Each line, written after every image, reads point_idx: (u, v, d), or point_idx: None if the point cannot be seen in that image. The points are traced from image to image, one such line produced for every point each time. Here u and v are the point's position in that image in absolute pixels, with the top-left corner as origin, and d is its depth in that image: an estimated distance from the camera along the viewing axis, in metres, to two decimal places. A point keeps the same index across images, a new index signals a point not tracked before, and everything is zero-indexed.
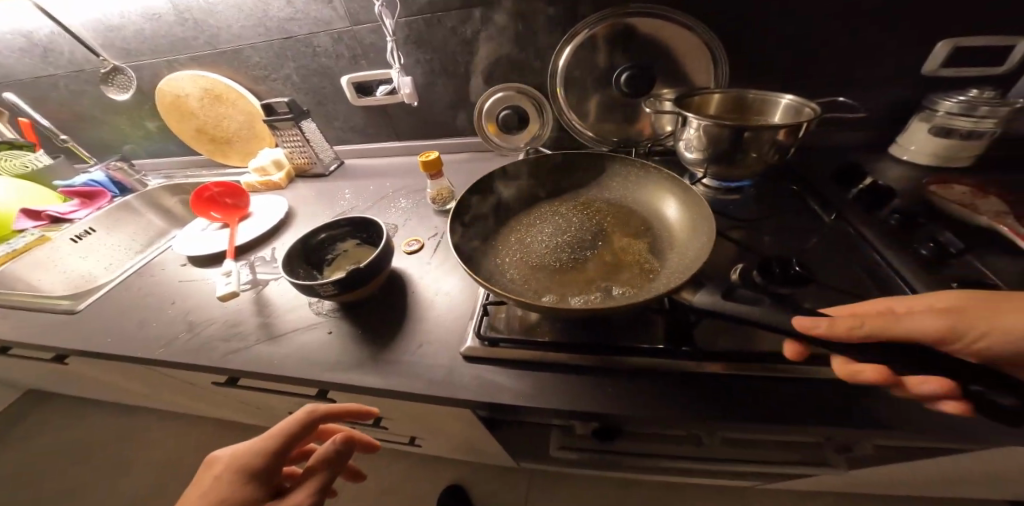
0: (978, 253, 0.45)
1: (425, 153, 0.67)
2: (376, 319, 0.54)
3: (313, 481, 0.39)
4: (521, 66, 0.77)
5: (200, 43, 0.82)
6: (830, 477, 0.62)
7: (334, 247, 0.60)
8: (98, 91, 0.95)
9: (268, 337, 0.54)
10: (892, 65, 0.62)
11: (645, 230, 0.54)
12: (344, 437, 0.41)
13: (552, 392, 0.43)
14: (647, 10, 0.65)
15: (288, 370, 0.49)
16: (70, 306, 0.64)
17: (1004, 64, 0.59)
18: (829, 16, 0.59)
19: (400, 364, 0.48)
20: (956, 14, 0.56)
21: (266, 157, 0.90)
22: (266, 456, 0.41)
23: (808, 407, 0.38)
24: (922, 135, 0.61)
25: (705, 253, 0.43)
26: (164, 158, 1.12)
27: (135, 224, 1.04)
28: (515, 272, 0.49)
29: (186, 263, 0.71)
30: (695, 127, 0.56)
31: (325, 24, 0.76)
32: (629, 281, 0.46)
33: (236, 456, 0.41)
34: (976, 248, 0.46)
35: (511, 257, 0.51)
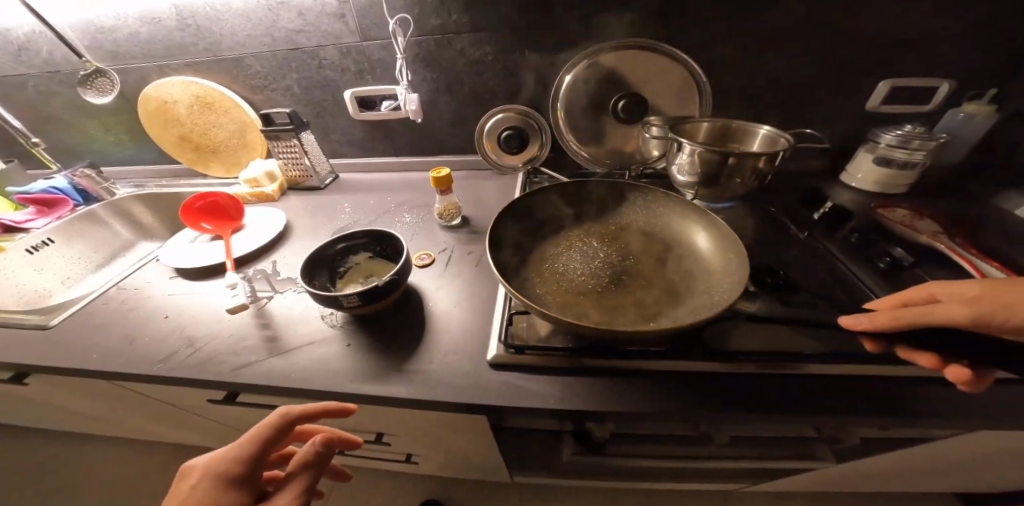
0: (924, 266, 0.54)
1: (437, 169, 0.69)
2: (395, 331, 0.54)
3: (296, 485, 0.38)
4: (524, 89, 0.82)
5: (199, 50, 0.80)
6: (810, 473, 0.67)
7: (346, 259, 0.60)
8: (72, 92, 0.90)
9: (276, 352, 0.52)
10: (841, 103, 0.74)
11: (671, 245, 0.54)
12: (326, 439, 0.39)
13: (580, 395, 0.45)
14: (640, 44, 0.72)
15: (310, 384, 0.48)
16: (41, 321, 0.57)
17: (929, 103, 0.70)
18: (790, 59, 0.71)
19: (425, 374, 0.48)
20: (896, 61, 0.68)
21: (259, 169, 0.88)
22: (245, 461, 0.38)
23: (806, 398, 0.43)
24: (868, 164, 0.72)
25: (742, 264, 0.45)
26: (137, 165, 1.06)
27: (98, 235, 0.97)
28: (562, 300, 0.47)
29: (175, 275, 0.67)
30: (689, 152, 0.63)
31: (335, 38, 0.78)
32: (678, 300, 0.46)
33: (209, 462, 0.38)
34: (924, 261, 0.55)
35: (552, 288, 0.49)
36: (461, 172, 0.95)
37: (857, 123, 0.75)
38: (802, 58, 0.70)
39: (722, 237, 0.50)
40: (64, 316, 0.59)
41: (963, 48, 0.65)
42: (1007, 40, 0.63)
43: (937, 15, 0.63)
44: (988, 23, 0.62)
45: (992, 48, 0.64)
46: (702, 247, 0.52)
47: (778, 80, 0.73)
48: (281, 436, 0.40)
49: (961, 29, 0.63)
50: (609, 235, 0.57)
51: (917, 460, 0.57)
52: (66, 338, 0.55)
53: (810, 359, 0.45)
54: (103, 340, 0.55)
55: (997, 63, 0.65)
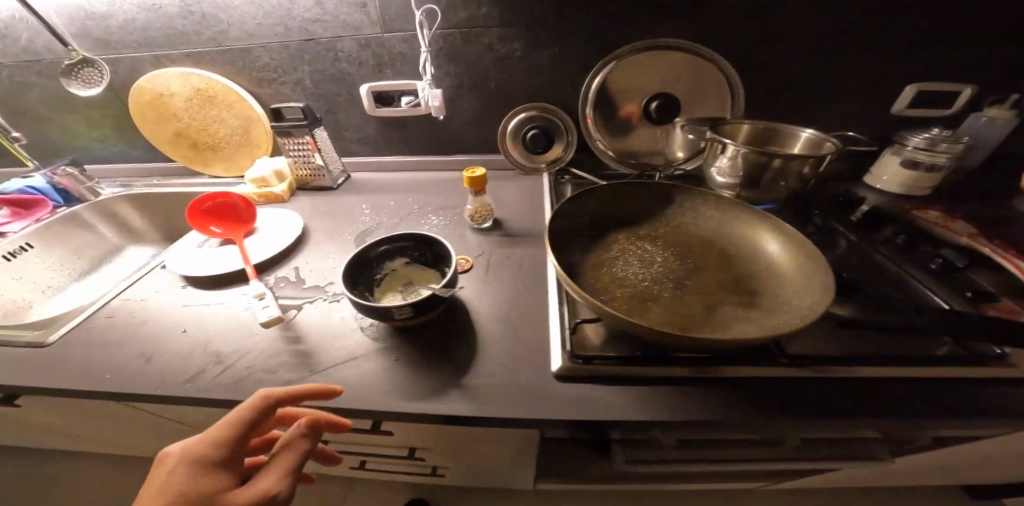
0: (973, 267, 0.54)
1: (471, 169, 0.65)
2: (445, 343, 0.50)
3: (284, 465, 0.34)
4: (551, 86, 0.80)
5: (202, 39, 0.74)
6: (850, 473, 0.67)
7: (382, 266, 0.56)
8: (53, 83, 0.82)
9: (316, 370, 0.47)
10: (868, 105, 0.75)
11: (730, 248, 0.53)
12: (312, 421, 0.36)
13: (657, 407, 0.42)
14: (675, 44, 0.71)
15: (363, 403, 0.44)
16: (38, 337, 0.51)
17: (951, 107, 0.72)
18: (822, 61, 0.71)
19: (487, 389, 0.45)
20: (900, 72, 0.70)
21: (267, 167, 0.82)
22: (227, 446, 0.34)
23: (886, 403, 0.42)
24: (894, 167, 0.73)
25: (819, 265, 0.43)
26: (123, 163, 0.97)
27: (83, 239, 0.89)
28: (628, 307, 0.45)
29: (186, 284, 0.61)
30: (731, 154, 0.62)
31: (354, 28, 0.73)
32: (752, 302, 0.44)
33: (185, 449, 0.33)
34: (972, 262, 0.55)
35: (616, 295, 0.46)
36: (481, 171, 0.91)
37: (881, 126, 0.77)
38: (834, 61, 0.71)
39: (788, 240, 0.49)
40: (63, 333, 0.52)
41: (962, 61, 0.68)
42: (997, 56, 0.66)
43: (939, 28, 0.65)
44: (986, 36, 0.65)
45: (991, 60, 0.67)
46: (765, 248, 0.51)
47: (810, 82, 0.74)
48: (253, 425, 0.35)
49: (964, 41, 0.66)
50: (663, 239, 0.55)
51: (963, 457, 0.58)
52: (68, 357, 0.49)
53: (885, 363, 0.44)
54: (112, 358, 0.49)
55: (997, 74, 0.68)
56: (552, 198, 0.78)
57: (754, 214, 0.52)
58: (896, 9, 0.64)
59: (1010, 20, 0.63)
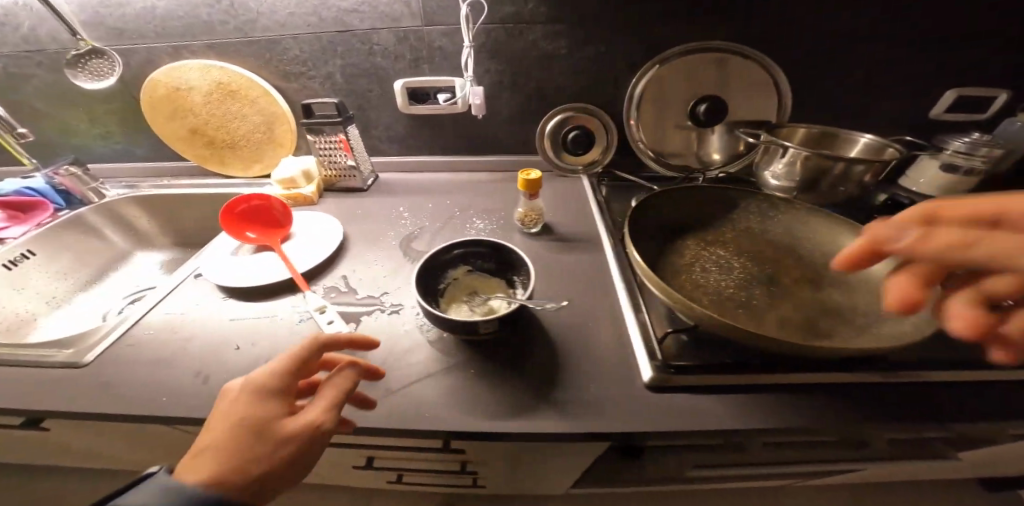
0: None
1: (526, 171, 0.63)
2: (522, 357, 0.49)
3: (326, 399, 0.34)
4: (594, 85, 0.77)
5: (228, 29, 0.70)
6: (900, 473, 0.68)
7: (445, 275, 0.53)
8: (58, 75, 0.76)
9: (395, 388, 0.45)
10: (909, 108, 0.75)
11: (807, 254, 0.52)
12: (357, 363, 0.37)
13: (756, 418, 0.42)
14: (728, 47, 0.70)
15: (452, 423, 0.42)
16: (73, 357, 0.47)
17: (986, 112, 0.74)
18: (867, 63, 0.71)
19: (577, 402, 0.43)
20: (917, 75, 0.72)
21: (293, 168, 0.77)
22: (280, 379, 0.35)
23: (976, 408, 0.42)
24: (933, 171, 0.75)
25: None
26: (127, 162, 0.91)
27: (87, 244, 0.83)
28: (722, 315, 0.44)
29: (226, 296, 0.57)
30: (789, 157, 0.62)
31: (392, 20, 0.69)
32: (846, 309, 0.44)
33: (248, 380, 0.35)
34: None
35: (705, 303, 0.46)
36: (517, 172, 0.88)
37: (918, 129, 0.78)
38: (879, 64, 0.71)
39: None
40: (101, 351, 0.48)
41: (960, 62, 0.69)
42: (996, 56, 0.68)
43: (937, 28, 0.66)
44: (985, 36, 0.66)
45: (989, 61, 0.68)
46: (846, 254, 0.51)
47: (853, 85, 0.74)
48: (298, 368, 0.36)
49: (964, 41, 0.67)
50: (734, 244, 0.55)
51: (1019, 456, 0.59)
52: (111, 378, 0.45)
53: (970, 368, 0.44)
54: (163, 378, 0.45)
55: (996, 74, 0.70)
56: (597, 200, 0.76)
57: (832, 220, 0.52)
58: (897, 9, 0.65)
59: (1007, 21, 0.64)
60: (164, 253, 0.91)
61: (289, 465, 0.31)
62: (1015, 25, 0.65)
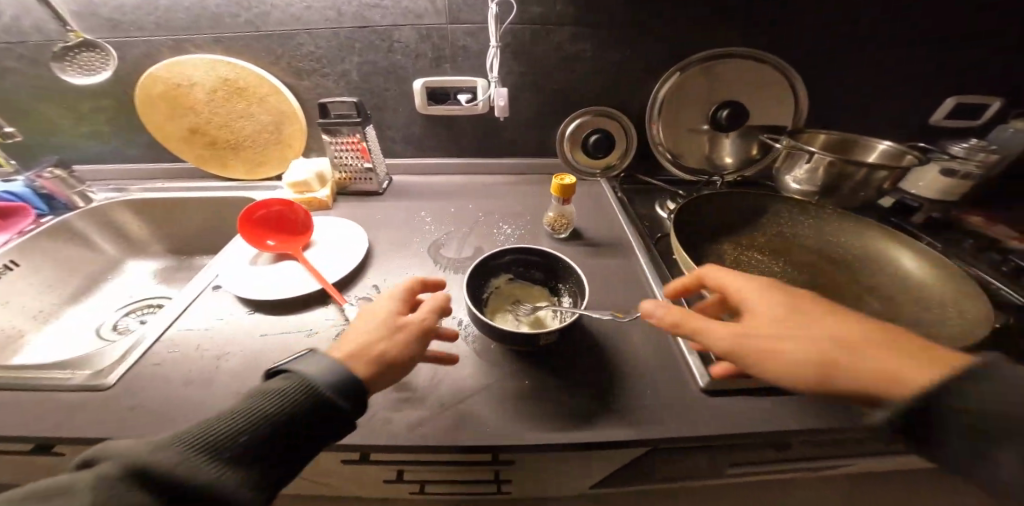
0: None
1: (560, 175, 0.62)
2: (572, 367, 0.48)
3: (430, 305, 0.41)
4: (616, 88, 0.77)
5: (240, 22, 0.67)
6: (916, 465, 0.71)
7: (486, 285, 0.52)
8: (46, 68, 0.71)
9: (446, 404, 0.44)
10: (910, 114, 0.80)
11: (840, 258, 0.57)
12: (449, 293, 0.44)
13: (809, 417, 0.43)
14: (750, 54, 0.72)
15: (518, 434, 0.41)
16: (97, 381, 0.45)
17: (979, 118, 0.79)
18: (874, 71, 0.75)
19: (634, 411, 0.44)
20: (920, 82, 0.76)
21: (306, 170, 0.73)
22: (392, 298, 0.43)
23: None
24: (932, 174, 0.76)
25: (949, 274, 0.48)
26: (116, 163, 0.85)
27: (74, 253, 0.76)
28: None
29: (252, 310, 0.55)
30: (811, 161, 0.63)
31: (415, 17, 0.67)
32: (889, 309, 0.48)
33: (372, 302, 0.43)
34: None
35: None
36: (534, 175, 0.87)
37: (916, 133, 0.82)
38: (886, 71, 0.75)
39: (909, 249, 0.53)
40: (123, 372, 0.46)
41: (961, 61, 0.72)
42: (994, 56, 0.71)
43: (937, 28, 0.69)
44: (986, 35, 0.69)
45: (990, 60, 0.72)
46: (878, 256, 0.55)
47: (860, 91, 0.77)
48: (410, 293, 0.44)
49: (963, 42, 0.70)
50: (769, 249, 0.58)
51: None
52: (145, 400, 0.43)
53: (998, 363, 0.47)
54: (203, 400, 0.43)
55: (997, 73, 0.73)
56: (620, 204, 0.77)
57: (866, 224, 0.57)
58: (897, 9, 0.68)
59: (1005, 21, 0.68)
60: (157, 261, 0.85)
61: (404, 355, 0.37)
62: (1014, 26, 0.68)
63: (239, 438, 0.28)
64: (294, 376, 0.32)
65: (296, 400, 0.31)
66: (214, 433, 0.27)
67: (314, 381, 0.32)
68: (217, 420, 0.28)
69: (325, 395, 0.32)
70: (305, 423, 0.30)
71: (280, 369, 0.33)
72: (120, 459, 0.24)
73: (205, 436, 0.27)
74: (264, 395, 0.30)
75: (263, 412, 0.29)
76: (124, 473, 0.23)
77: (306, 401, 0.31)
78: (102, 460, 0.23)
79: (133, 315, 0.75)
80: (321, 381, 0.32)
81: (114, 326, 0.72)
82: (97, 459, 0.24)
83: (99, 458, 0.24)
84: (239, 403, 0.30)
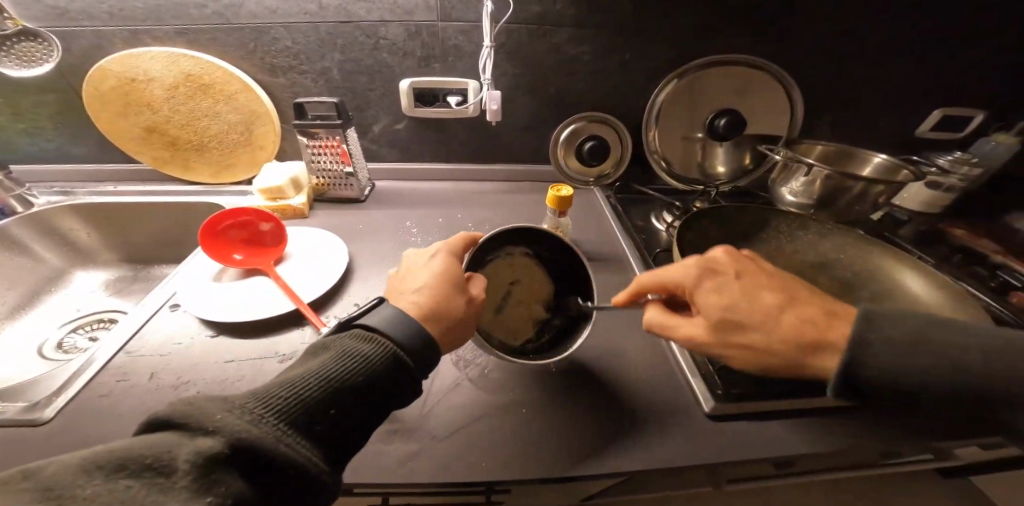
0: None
1: (557, 188, 0.60)
2: (574, 392, 0.45)
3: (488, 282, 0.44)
4: (612, 94, 0.75)
5: (207, 13, 0.61)
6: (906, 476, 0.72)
7: (497, 251, 0.48)
8: None
9: (438, 437, 0.40)
10: (897, 125, 0.81)
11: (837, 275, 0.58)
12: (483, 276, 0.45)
13: (820, 441, 0.42)
14: (749, 59, 0.70)
15: (519, 470, 0.37)
16: (32, 414, 0.38)
17: (962, 131, 0.82)
18: (865, 82, 0.76)
19: (646, 440, 0.41)
20: (907, 94, 0.77)
21: (281, 175, 0.67)
22: (455, 254, 0.44)
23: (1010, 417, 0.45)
24: (917, 188, 0.77)
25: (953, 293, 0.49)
26: (62, 164, 0.76)
27: (9, 265, 0.67)
28: None
29: (215, 333, 0.49)
30: (810, 174, 0.62)
31: (403, 13, 0.63)
32: None
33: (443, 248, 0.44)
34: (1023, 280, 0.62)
35: None
36: (526, 183, 0.84)
37: (903, 143, 0.84)
38: (875, 82, 0.76)
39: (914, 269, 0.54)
40: (64, 403, 0.40)
41: (961, 61, 0.73)
42: (995, 56, 0.73)
43: (935, 30, 0.70)
44: (985, 36, 0.70)
45: (989, 60, 0.73)
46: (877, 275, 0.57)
47: (851, 102, 0.78)
48: (459, 249, 0.45)
49: (964, 41, 0.71)
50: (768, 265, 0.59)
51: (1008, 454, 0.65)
52: (90, 439, 0.37)
53: None
54: None
55: (983, 84, 0.76)
56: (615, 216, 0.74)
57: (865, 243, 0.58)
58: (898, 9, 0.68)
59: (1006, 22, 0.69)
60: (110, 271, 0.77)
61: (470, 315, 0.39)
62: (1015, 26, 0.69)
63: (325, 410, 0.26)
64: (374, 340, 0.31)
65: (379, 367, 0.30)
66: (305, 400, 0.26)
67: (396, 348, 0.32)
68: (300, 385, 0.26)
69: (393, 358, 0.31)
70: (383, 394, 0.30)
71: (354, 326, 0.33)
72: (220, 430, 0.21)
73: (292, 404, 0.25)
74: (344, 360, 0.29)
75: (345, 380, 0.28)
76: (228, 448, 0.21)
77: (387, 371, 0.31)
78: (205, 422, 0.21)
79: (81, 331, 0.67)
80: (401, 346, 0.32)
81: (58, 345, 0.64)
82: (196, 420, 0.22)
83: (192, 424, 0.21)
84: (318, 367, 0.28)
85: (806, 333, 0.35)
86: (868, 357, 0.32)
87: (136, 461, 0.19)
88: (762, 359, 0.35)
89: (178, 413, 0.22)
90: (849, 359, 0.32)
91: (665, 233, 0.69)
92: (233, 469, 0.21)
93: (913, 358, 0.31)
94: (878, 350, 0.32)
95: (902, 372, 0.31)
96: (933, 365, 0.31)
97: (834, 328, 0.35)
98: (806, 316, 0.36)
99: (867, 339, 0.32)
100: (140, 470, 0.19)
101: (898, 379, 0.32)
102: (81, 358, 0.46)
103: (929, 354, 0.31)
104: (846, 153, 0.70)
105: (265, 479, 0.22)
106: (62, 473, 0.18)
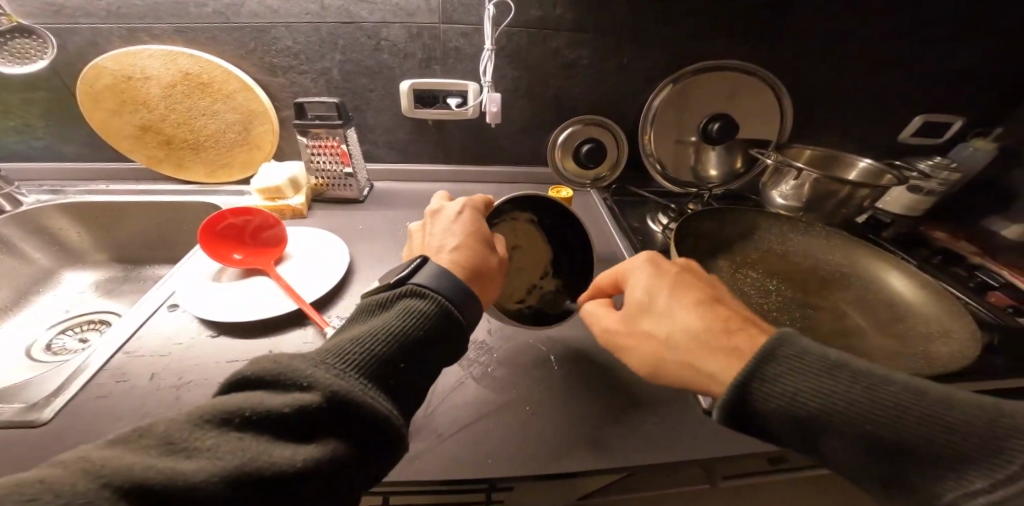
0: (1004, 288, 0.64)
1: (556, 190, 0.61)
2: (577, 390, 0.46)
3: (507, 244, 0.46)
4: (610, 97, 0.76)
5: (207, 12, 0.61)
6: None
7: (500, 217, 0.50)
8: None
9: (444, 434, 0.40)
10: (881, 130, 0.85)
11: (831, 275, 0.60)
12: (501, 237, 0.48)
13: None
14: (738, 65, 0.73)
15: (528, 467, 0.38)
16: (30, 415, 0.38)
17: (942, 135, 0.86)
18: (852, 89, 0.79)
19: (648, 435, 0.42)
20: (890, 100, 0.81)
21: (280, 175, 0.67)
22: (480, 214, 0.46)
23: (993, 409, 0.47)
24: (899, 192, 0.79)
25: (946, 297, 0.51)
26: (52, 163, 0.75)
27: None
28: None
29: (218, 333, 0.49)
30: (798, 178, 0.65)
31: (406, 15, 0.64)
32: (881, 330, 0.51)
33: (468, 208, 0.46)
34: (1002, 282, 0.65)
35: None
36: (524, 184, 0.85)
37: (887, 147, 0.88)
38: (861, 89, 0.79)
39: (908, 271, 0.56)
40: (63, 404, 0.39)
41: (952, 65, 0.77)
42: (984, 61, 0.76)
43: (927, 35, 0.73)
44: (973, 42, 0.74)
45: (979, 65, 0.77)
46: (870, 276, 0.58)
47: (838, 107, 0.81)
48: (482, 207, 0.47)
49: (954, 46, 0.75)
50: (761, 266, 0.61)
51: None
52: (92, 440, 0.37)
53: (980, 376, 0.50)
54: None
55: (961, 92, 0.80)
56: (612, 217, 0.76)
57: (857, 244, 0.61)
58: (891, 15, 0.71)
59: (993, 28, 0.73)
60: (99, 271, 0.76)
61: (500, 274, 0.42)
62: (1001, 33, 0.73)
63: (397, 364, 0.28)
64: (427, 296, 0.32)
65: (436, 320, 0.31)
66: (378, 353, 0.27)
67: (447, 301, 0.33)
68: (370, 340, 0.28)
69: (450, 319, 0.32)
70: (444, 348, 0.32)
71: (407, 283, 0.33)
72: (315, 384, 0.24)
73: (366, 358, 0.27)
74: (405, 316, 0.30)
75: (409, 334, 0.29)
76: (324, 400, 0.24)
77: (443, 327, 0.32)
78: (297, 377, 0.24)
79: (70, 333, 0.66)
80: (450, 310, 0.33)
81: (47, 346, 0.63)
82: (286, 377, 0.24)
83: (284, 379, 0.24)
84: (382, 324, 0.29)
85: (704, 332, 0.33)
86: (772, 373, 0.28)
87: (238, 414, 0.22)
88: (656, 353, 0.35)
89: (265, 372, 0.24)
90: (745, 374, 0.28)
91: (661, 234, 0.71)
92: (328, 417, 0.24)
93: (819, 386, 0.27)
94: (786, 369, 0.28)
95: (798, 405, 0.27)
96: (846, 398, 0.26)
97: (745, 337, 0.32)
98: (716, 320, 0.34)
99: (777, 353, 0.28)
100: (246, 423, 0.22)
101: (801, 408, 0.27)
102: (80, 356, 0.45)
103: (844, 383, 0.26)
104: (831, 157, 0.74)
105: (355, 429, 0.24)
106: (175, 427, 0.21)
